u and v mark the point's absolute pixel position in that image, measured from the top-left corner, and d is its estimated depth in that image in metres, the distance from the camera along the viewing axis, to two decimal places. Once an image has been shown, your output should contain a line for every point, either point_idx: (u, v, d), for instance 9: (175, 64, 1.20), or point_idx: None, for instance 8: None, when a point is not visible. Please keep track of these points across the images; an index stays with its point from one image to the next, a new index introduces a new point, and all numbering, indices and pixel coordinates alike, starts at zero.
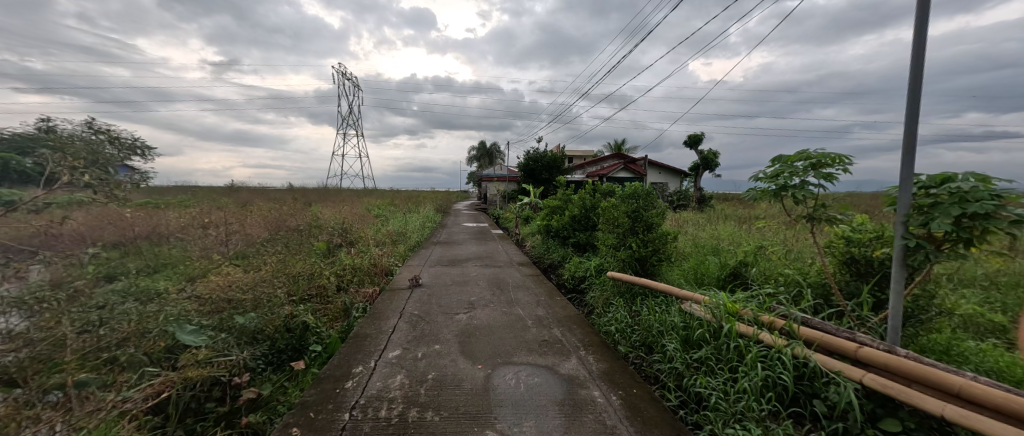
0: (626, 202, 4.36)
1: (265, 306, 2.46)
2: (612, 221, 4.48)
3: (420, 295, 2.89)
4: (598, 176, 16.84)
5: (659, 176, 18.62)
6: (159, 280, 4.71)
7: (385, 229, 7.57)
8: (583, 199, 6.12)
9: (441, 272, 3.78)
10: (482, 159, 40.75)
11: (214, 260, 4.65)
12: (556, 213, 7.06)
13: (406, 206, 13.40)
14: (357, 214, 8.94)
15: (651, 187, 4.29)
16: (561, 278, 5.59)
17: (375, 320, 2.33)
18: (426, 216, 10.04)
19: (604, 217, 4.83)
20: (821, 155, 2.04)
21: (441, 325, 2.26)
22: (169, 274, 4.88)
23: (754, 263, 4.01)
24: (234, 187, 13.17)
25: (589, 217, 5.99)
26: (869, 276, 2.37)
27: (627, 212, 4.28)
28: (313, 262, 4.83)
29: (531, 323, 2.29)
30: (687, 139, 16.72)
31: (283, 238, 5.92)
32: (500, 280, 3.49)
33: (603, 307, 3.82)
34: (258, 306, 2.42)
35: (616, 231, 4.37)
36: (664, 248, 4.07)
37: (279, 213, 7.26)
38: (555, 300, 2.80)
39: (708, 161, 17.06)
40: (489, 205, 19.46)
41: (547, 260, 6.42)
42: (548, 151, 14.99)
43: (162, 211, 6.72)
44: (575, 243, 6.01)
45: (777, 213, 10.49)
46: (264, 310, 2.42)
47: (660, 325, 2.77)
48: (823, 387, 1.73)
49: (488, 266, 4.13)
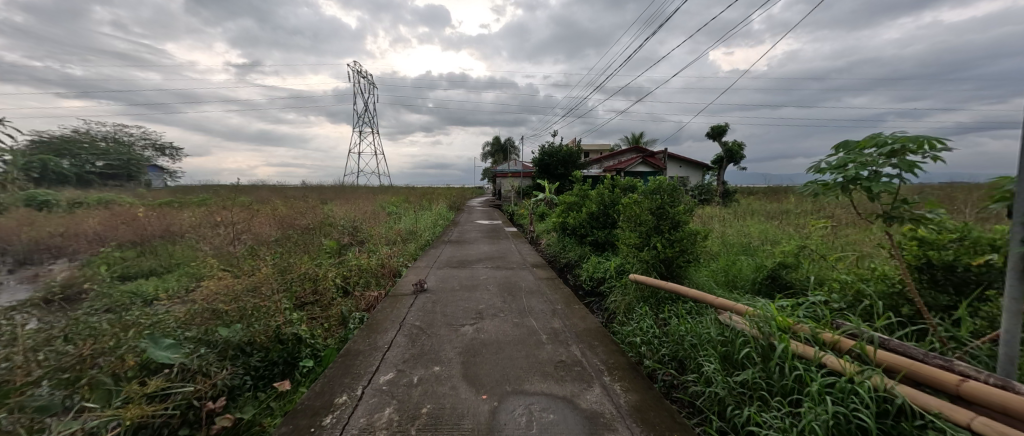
0: (649, 198, 4.01)
1: (256, 316, 2.27)
2: (634, 219, 4.14)
3: (424, 303, 2.65)
4: (616, 170, 16.34)
5: (680, 170, 17.93)
6: (169, 280, 4.72)
7: (396, 227, 7.44)
8: (601, 195, 5.78)
9: (449, 275, 3.53)
10: (497, 155, 40.58)
11: (221, 261, 4.58)
12: (572, 210, 6.75)
13: (419, 203, 13.34)
14: (369, 212, 8.85)
15: (677, 182, 3.92)
16: (578, 278, 5.30)
17: (371, 334, 2.09)
18: (439, 213, 9.90)
19: (625, 214, 4.49)
20: (905, 139, 1.64)
21: (443, 340, 2.00)
22: (179, 274, 4.87)
23: (795, 265, 3.63)
24: (254, 186, 13.49)
25: (609, 214, 5.67)
26: (951, 286, 1.98)
27: (651, 209, 3.93)
28: (321, 263, 4.70)
29: (545, 339, 2.01)
30: (710, 131, 15.98)
31: (292, 238, 5.84)
32: (511, 284, 3.21)
33: (625, 313, 3.51)
34: (249, 316, 2.22)
35: (639, 230, 4.02)
36: (693, 249, 3.71)
37: (291, 211, 7.23)
38: (573, 309, 2.50)
39: (733, 154, 16.28)
40: (503, 202, 19.21)
41: (564, 260, 6.12)
42: (563, 146, 14.59)
43: (178, 211, 6.80)
44: (593, 242, 5.69)
45: (811, 209, 9.82)
46: (252, 320, 2.22)
47: (693, 338, 2.48)
48: (915, 431, 1.38)
49: (499, 268, 3.87)
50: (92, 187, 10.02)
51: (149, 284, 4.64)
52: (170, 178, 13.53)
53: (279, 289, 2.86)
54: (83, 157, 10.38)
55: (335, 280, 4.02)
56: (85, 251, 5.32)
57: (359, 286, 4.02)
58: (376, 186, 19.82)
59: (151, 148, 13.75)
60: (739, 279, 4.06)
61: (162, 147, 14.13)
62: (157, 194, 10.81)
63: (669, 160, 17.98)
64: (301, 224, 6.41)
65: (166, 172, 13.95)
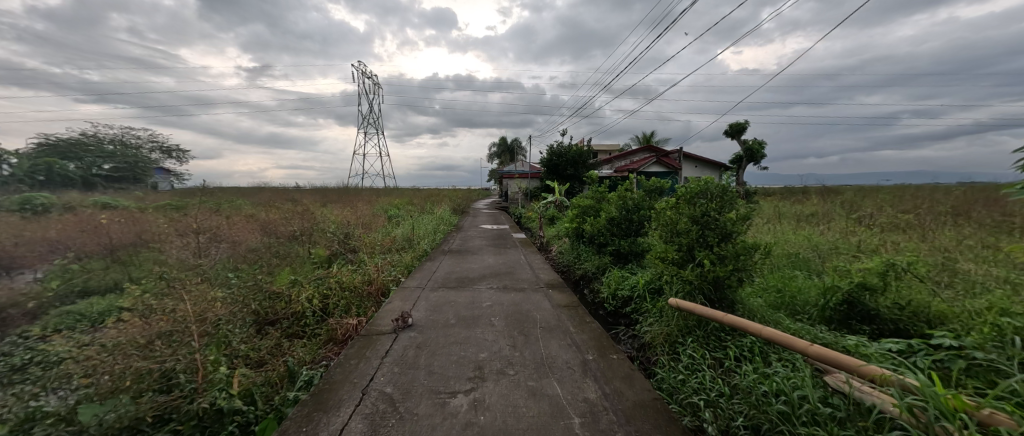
0: (690, 202, 3.24)
1: (158, 379, 1.59)
2: (672, 229, 3.38)
3: (404, 348, 1.95)
4: (628, 170, 15.58)
5: (696, 170, 17.08)
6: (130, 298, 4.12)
7: (394, 234, 6.80)
8: (622, 198, 5.02)
9: (444, 300, 2.84)
10: (504, 156, 40.00)
11: (192, 275, 3.98)
12: (588, 214, 6.01)
13: (423, 205, 12.72)
14: (366, 216, 8.23)
15: (728, 181, 3.09)
16: (597, 295, 4.63)
17: (315, 414, 1.39)
18: (441, 217, 9.26)
19: (657, 220, 3.75)
20: None
21: (421, 428, 1.30)
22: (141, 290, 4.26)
23: (879, 289, 2.90)
24: (256, 188, 13.07)
25: (632, 221, 4.94)
26: None
27: (694, 216, 3.18)
28: (300, 278, 4.05)
29: (580, 428, 1.30)
30: (729, 130, 15.11)
31: (280, 251, 5.26)
32: (521, 315, 2.49)
33: (666, 350, 2.80)
34: (145, 380, 1.55)
35: (678, 242, 3.26)
36: (754, 267, 2.92)
37: (280, 215, 6.63)
38: (611, 364, 1.79)
39: (753, 153, 15.39)
40: (511, 204, 18.52)
41: (581, 271, 5.51)
42: (574, 145, 13.82)
43: (158, 214, 6.24)
44: (613, 253, 4.97)
45: (847, 214, 8.97)
46: (145, 385, 1.54)
47: (785, 405, 1.76)
48: None
49: (506, 289, 3.15)
50: (91, 191, 9.62)
51: (107, 302, 4.04)
52: (175, 180, 13.14)
53: (223, 325, 2.19)
54: (86, 159, 10.01)
55: (309, 305, 3.37)
56: (43, 263, 4.75)
57: (340, 309, 3.35)
58: (382, 187, 19.29)
59: (160, 150, 13.46)
60: (799, 303, 3.36)
61: (168, 149, 13.75)
62: (155, 195, 10.38)
63: (684, 159, 17.15)
64: (287, 231, 5.78)
65: (171, 174, 13.54)
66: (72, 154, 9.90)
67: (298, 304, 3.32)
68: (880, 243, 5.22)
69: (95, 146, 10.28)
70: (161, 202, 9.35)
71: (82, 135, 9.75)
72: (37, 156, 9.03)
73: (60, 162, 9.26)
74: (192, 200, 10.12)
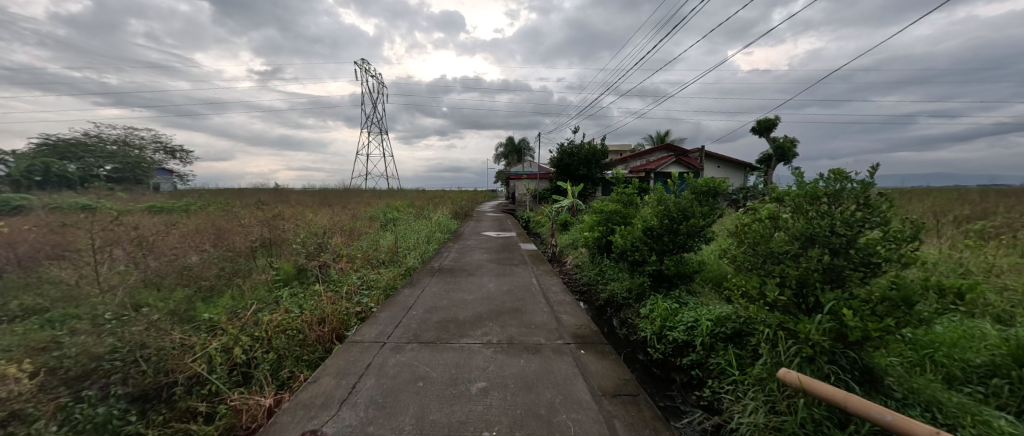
0: (803, 211, 2.06)
1: None
2: (766, 253, 2.20)
3: None
4: (646, 170, 14.34)
5: (718, 169, 15.73)
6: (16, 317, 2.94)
7: (382, 243, 5.77)
8: (663, 202, 3.80)
9: (411, 375, 1.70)
10: (509, 156, 39.13)
11: (87, 307, 2.92)
12: (612, 221, 4.83)
13: (424, 208, 11.64)
14: (355, 224, 7.21)
15: (873, 177, 1.88)
16: (634, 333, 3.48)
17: None
18: (439, 223, 8.20)
19: (731, 236, 2.59)
20: None
21: None
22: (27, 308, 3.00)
23: None
24: (253, 191, 12.24)
25: (677, 231, 3.74)
26: None
27: (811, 234, 1.99)
28: (228, 313, 2.97)
29: None
30: (757, 126, 13.84)
31: (232, 267, 4.13)
32: (540, 423, 1.34)
33: None
34: None
35: (783, 273, 2.08)
36: (931, 325, 1.72)
37: (249, 217, 5.61)
38: None
39: (784, 151, 14.03)
40: (518, 206, 17.44)
41: (608, 295, 4.44)
42: (586, 143, 12.57)
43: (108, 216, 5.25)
44: (651, 275, 3.81)
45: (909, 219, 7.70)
46: None
47: None
48: None
49: (511, 347, 2.00)
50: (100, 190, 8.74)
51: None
52: (177, 182, 12.30)
53: None
54: (87, 160, 9.01)
55: (221, 364, 2.32)
56: None
57: (262, 370, 2.27)
58: (386, 191, 18.47)
59: (164, 151, 12.64)
60: (956, 367, 2.19)
61: (173, 150, 13.06)
62: (149, 195, 9.53)
63: (705, 159, 15.81)
64: (245, 243, 4.64)
65: (174, 174, 12.77)
66: (71, 152, 8.89)
67: (196, 363, 2.24)
68: (1000, 262, 3.99)
69: (96, 146, 9.34)
70: (148, 204, 8.46)
71: (82, 133, 8.84)
72: (30, 155, 8.21)
73: (59, 162, 8.29)
74: (182, 204, 9.17)
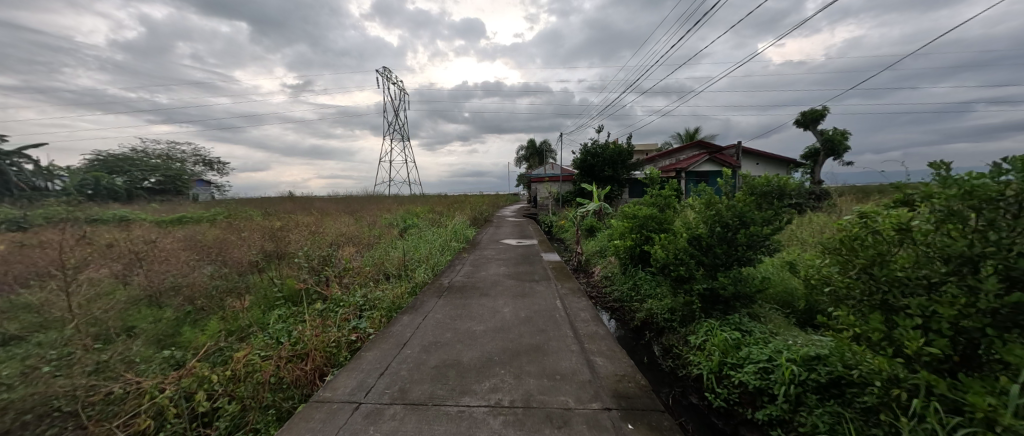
0: (960, 220, 1.39)
1: None
2: (893, 280, 1.53)
3: None
4: (677, 170, 13.37)
5: (758, 167, 14.45)
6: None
7: (394, 254, 5.34)
8: (715, 206, 3.12)
9: None
10: (531, 159, 38.55)
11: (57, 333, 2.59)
12: (647, 229, 4.17)
13: (442, 215, 11.21)
14: (370, 233, 6.84)
15: None
16: (683, 367, 2.82)
17: None
18: (457, 231, 7.73)
19: (826, 253, 1.93)
20: None
21: None
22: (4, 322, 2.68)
23: None
24: (278, 200, 12.28)
25: (733, 241, 3.05)
26: None
27: (978, 256, 1.32)
28: (203, 343, 2.57)
29: None
30: (801, 118, 12.60)
31: (226, 284, 3.75)
32: None
33: None
34: None
35: (926, 312, 1.42)
36: None
37: (259, 227, 5.32)
38: None
39: (834, 144, 12.66)
40: (540, 210, 16.81)
41: (644, 315, 3.79)
42: (612, 142, 11.82)
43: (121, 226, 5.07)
44: (701, 295, 3.15)
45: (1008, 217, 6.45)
46: None
47: None
48: None
49: (528, 415, 1.44)
50: (143, 201, 8.67)
51: None
52: (212, 192, 12.55)
53: None
54: (132, 174, 9.02)
55: (174, 418, 1.88)
56: None
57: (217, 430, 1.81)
58: (408, 197, 18.32)
59: (201, 162, 12.91)
60: None
61: (210, 162, 13.44)
62: (181, 204, 9.61)
63: (743, 156, 14.61)
64: (246, 256, 4.28)
65: (210, 185, 13.07)
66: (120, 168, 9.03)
67: (140, 419, 1.81)
68: None
69: (140, 160, 9.42)
70: (178, 213, 8.48)
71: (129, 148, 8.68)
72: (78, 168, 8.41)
73: (106, 176, 8.12)
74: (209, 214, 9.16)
